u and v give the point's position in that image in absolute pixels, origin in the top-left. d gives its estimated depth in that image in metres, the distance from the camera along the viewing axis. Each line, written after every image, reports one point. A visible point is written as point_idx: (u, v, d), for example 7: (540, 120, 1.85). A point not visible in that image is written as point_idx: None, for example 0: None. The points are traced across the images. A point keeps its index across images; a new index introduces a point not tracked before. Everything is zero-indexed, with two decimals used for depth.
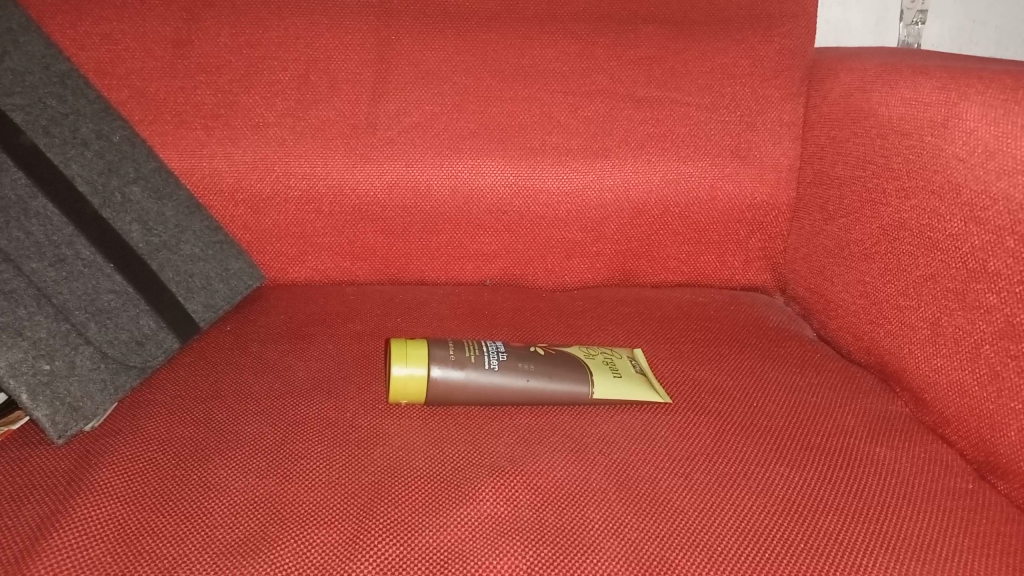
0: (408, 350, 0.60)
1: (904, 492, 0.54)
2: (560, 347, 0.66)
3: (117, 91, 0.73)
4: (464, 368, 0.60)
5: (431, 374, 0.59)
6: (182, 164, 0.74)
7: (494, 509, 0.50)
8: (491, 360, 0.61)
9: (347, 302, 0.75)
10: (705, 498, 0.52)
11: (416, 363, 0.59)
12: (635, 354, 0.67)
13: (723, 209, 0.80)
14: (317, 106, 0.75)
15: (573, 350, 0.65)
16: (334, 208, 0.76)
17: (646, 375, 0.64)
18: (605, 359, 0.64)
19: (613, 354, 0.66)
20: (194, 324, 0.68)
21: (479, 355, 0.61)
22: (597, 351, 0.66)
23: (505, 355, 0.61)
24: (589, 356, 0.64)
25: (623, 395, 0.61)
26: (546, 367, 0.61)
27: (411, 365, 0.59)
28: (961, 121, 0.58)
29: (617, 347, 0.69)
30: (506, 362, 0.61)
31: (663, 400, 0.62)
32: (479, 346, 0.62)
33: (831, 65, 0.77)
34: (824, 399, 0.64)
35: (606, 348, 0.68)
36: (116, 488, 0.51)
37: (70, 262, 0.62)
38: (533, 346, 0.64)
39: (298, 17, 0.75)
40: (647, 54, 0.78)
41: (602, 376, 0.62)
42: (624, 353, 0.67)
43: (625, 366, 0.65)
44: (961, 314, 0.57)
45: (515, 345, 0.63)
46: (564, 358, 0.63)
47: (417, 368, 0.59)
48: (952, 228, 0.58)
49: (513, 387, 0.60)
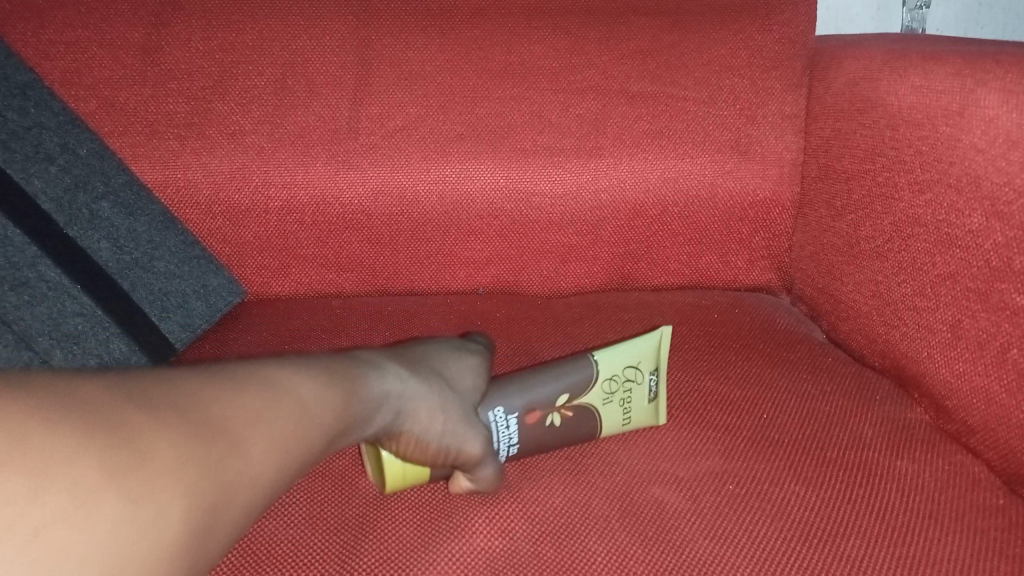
0: None
1: (932, 511, 0.50)
2: (575, 392, 0.56)
3: (85, 101, 0.69)
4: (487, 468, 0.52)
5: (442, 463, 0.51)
6: (155, 176, 0.71)
7: (488, 542, 0.47)
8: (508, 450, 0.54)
9: (331, 321, 0.71)
10: (716, 523, 0.49)
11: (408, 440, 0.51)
12: (656, 361, 0.58)
13: (724, 207, 0.75)
14: (295, 112, 0.71)
15: (591, 399, 0.56)
16: (317, 217, 0.73)
17: (658, 403, 0.57)
18: (623, 405, 0.56)
19: (632, 383, 0.57)
20: (170, 347, 0.67)
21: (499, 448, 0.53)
22: (618, 387, 0.56)
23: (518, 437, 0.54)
24: (608, 411, 0.56)
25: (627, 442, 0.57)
26: (562, 441, 0.55)
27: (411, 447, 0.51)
28: (979, 109, 0.54)
29: (638, 346, 0.58)
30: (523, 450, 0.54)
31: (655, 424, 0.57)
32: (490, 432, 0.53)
33: (834, 53, 0.73)
34: (838, 407, 0.60)
35: (627, 363, 0.57)
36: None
37: (33, 285, 0.60)
38: (545, 407, 0.55)
39: (272, 19, 0.71)
40: (640, 48, 0.74)
41: (611, 430, 0.56)
42: (646, 373, 0.57)
43: (639, 395, 0.56)
44: (985, 315, 0.54)
45: (526, 415, 0.55)
46: (578, 424, 0.55)
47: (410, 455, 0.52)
48: (972, 224, 0.54)
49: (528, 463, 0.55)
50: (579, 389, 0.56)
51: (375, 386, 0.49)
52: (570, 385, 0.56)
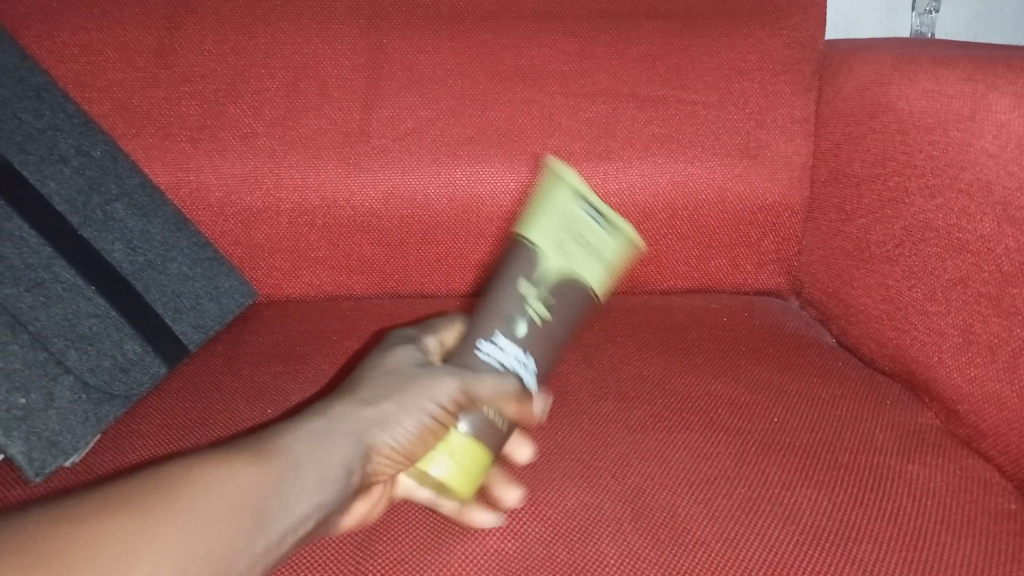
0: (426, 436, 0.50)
1: (943, 516, 0.50)
2: (534, 278, 0.52)
3: (99, 103, 0.70)
4: (501, 404, 0.51)
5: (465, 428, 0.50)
6: (168, 178, 0.71)
7: (501, 544, 0.48)
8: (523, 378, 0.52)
9: (342, 324, 0.72)
10: (728, 526, 0.49)
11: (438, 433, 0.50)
12: (580, 188, 0.52)
13: (734, 211, 0.76)
14: (307, 115, 0.72)
15: (553, 274, 0.51)
16: (328, 220, 0.73)
17: (614, 224, 0.53)
18: (579, 239, 0.52)
19: (581, 231, 0.52)
20: (183, 347, 0.67)
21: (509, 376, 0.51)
22: (573, 246, 0.52)
23: (517, 346, 0.52)
24: (580, 283, 0.52)
25: (614, 269, 0.54)
26: (561, 324, 0.53)
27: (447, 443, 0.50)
28: (991, 113, 0.54)
29: (551, 194, 0.52)
30: (531, 354, 0.52)
31: (637, 245, 0.54)
32: (486, 365, 0.51)
33: (844, 58, 0.74)
34: (848, 411, 0.60)
35: (565, 214, 0.52)
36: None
37: (48, 285, 0.60)
38: (515, 309, 0.52)
39: (285, 22, 0.72)
40: (649, 52, 0.74)
41: (592, 283, 0.52)
42: (582, 211, 0.52)
43: (595, 238, 0.52)
44: (997, 320, 0.54)
45: (509, 324, 0.52)
46: (565, 302, 0.52)
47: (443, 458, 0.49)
48: (984, 229, 0.54)
49: (548, 363, 0.54)
50: (537, 272, 0.52)
51: (301, 435, 0.46)
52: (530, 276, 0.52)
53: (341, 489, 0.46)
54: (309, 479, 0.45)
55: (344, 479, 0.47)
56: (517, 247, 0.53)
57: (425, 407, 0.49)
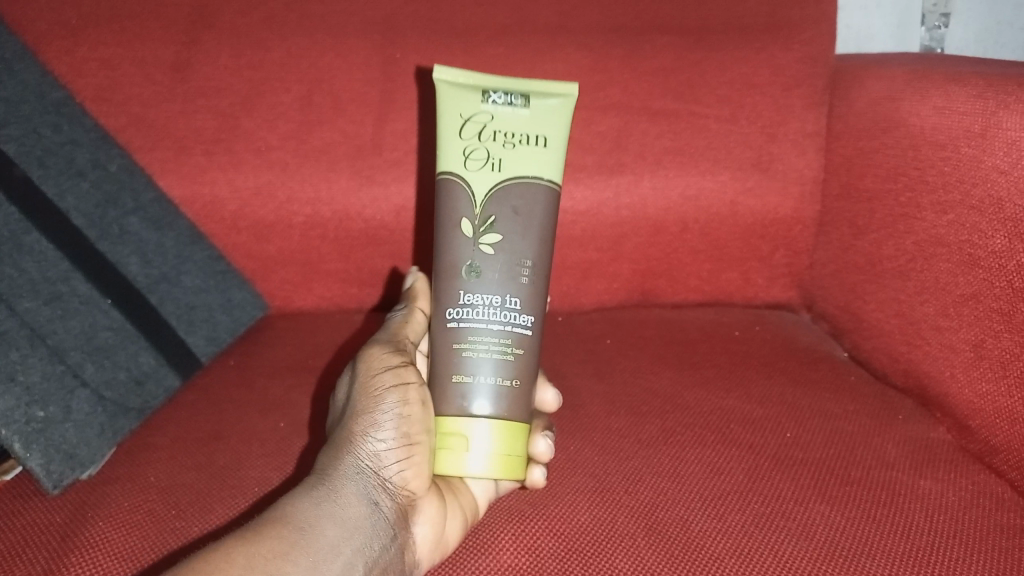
0: (445, 443, 0.49)
1: (955, 531, 0.50)
2: (472, 213, 0.50)
3: (115, 117, 0.71)
4: (500, 374, 0.49)
5: (476, 417, 0.48)
6: (183, 192, 0.72)
7: (515, 559, 0.48)
8: (515, 323, 0.49)
9: (355, 338, 0.72)
10: (741, 542, 0.49)
11: (456, 437, 0.48)
12: (478, 84, 0.50)
13: (745, 225, 0.76)
14: (321, 129, 0.73)
15: (486, 184, 0.50)
16: (340, 233, 0.74)
17: (529, 97, 0.50)
18: (493, 133, 0.50)
19: (489, 122, 0.50)
20: (196, 360, 0.68)
21: (499, 332, 0.49)
22: (492, 139, 0.50)
23: (491, 286, 0.49)
24: (520, 168, 0.50)
25: (564, 131, 0.51)
26: (526, 220, 0.50)
27: (471, 443, 0.48)
28: (1003, 131, 0.54)
29: (449, 102, 0.51)
30: (511, 290, 0.49)
31: (574, 95, 0.51)
32: (468, 332, 0.49)
33: (856, 73, 0.74)
34: (860, 427, 0.60)
35: (461, 121, 0.50)
36: (109, 551, 0.48)
37: (66, 299, 0.60)
38: (467, 256, 0.50)
39: (300, 37, 0.72)
40: (662, 66, 0.74)
41: (543, 162, 0.50)
42: (480, 102, 0.50)
43: (513, 120, 0.50)
44: (1008, 335, 0.54)
45: (471, 271, 0.50)
46: (519, 194, 0.50)
47: (472, 458, 0.48)
48: (996, 245, 0.54)
49: (545, 262, 0.51)
50: (471, 204, 0.50)
51: (301, 496, 0.45)
52: (464, 212, 0.50)
53: (374, 521, 0.46)
54: (335, 521, 0.45)
55: (371, 511, 0.47)
56: (435, 196, 0.51)
57: (389, 410, 0.49)
